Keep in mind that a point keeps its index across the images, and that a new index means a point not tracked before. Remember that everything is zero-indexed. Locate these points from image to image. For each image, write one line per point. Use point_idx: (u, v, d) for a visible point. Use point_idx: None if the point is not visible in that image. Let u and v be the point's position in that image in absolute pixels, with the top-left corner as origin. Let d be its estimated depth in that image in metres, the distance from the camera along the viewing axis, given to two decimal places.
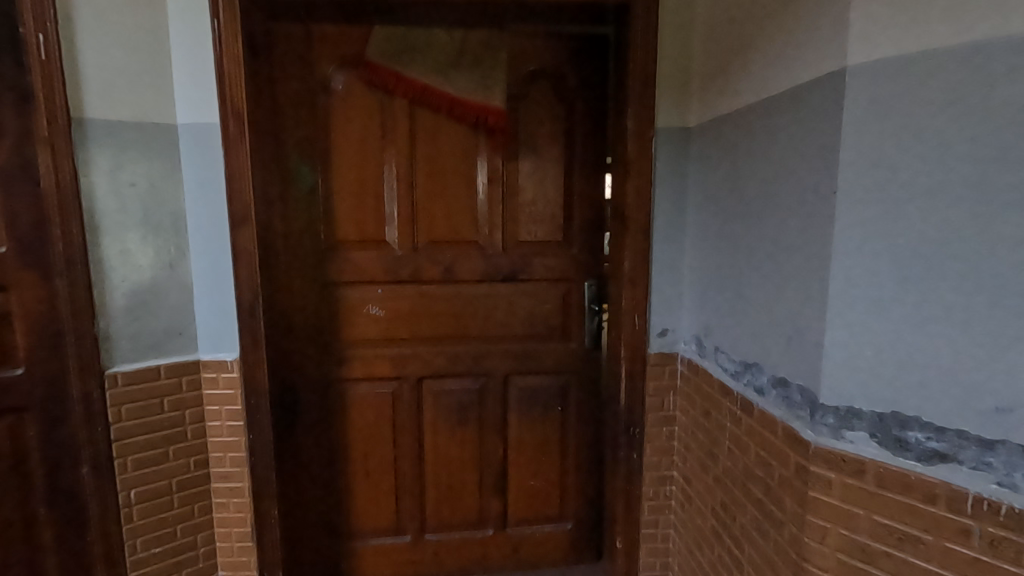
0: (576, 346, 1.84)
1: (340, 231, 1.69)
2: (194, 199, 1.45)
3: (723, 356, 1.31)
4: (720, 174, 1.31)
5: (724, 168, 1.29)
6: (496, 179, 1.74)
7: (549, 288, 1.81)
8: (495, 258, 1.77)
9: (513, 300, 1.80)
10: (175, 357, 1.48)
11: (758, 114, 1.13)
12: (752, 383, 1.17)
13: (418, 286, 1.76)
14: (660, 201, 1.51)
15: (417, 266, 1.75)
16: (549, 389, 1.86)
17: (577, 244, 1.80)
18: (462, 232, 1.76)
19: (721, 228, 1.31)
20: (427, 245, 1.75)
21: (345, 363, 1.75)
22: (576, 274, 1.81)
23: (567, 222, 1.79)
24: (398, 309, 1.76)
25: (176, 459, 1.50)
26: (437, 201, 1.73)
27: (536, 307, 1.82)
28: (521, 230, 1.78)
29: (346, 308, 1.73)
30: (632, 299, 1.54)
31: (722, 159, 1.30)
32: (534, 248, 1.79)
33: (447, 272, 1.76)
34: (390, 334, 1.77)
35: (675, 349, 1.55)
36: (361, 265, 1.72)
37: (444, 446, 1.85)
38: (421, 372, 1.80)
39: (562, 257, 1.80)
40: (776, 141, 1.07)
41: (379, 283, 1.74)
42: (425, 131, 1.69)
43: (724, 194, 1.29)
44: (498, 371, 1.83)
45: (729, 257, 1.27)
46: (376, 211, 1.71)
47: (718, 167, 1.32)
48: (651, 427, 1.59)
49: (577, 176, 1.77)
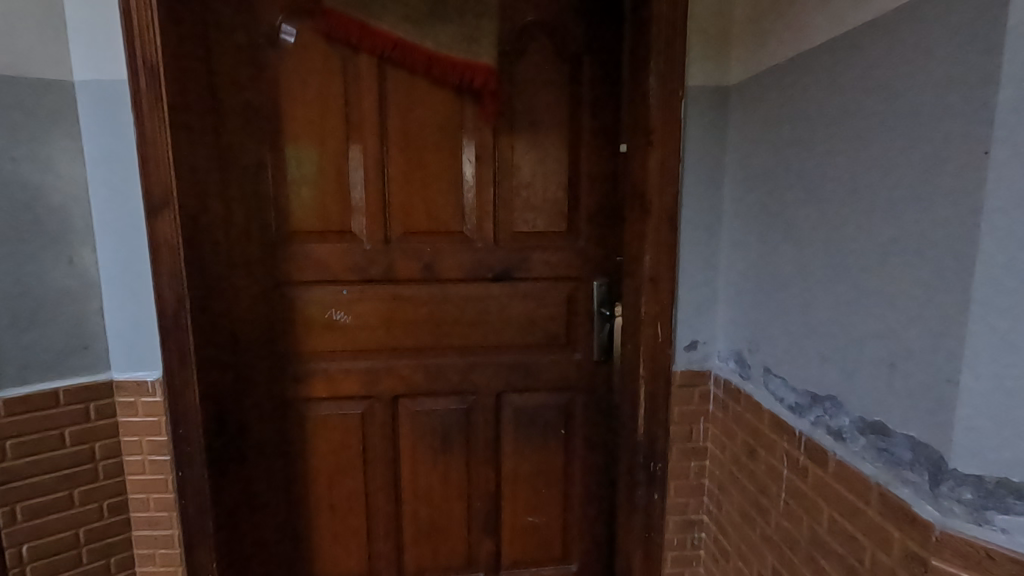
0: (582, 358, 1.54)
1: (296, 220, 1.39)
2: (100, 180, 1.14)
3: (777, 381, 1.00)
4: (779, 144, 1.00)
5: (786, 136, 0.98)
6: (487, 157, 1.43)
7: (550, 289, 1.51)
8: (486, 253, 1.47)
9: (507, 304, 1.50)
10: (79, 377, 1.18)
11: (849, 52, 0.81)
12: (825, 422, 0.87)
13: (392, 287, 1.46)
14: (691, 182, 1.20)
15: (391, 263, 1.44)
16: (551, 409, 1.56)
17: (585, 236, 1.50)
18: (446, 222, 1.45)
19: (777, 216, 1.00)
20: (402, 237, 1.44)
21: (304, 380, 1.45)
22: (583, 272, 1.51)
23: (573, 209, 1.49)
24: (368, 315, 1.46)
25: (83, 505, 1.20)
26: (415, 184, 1.42)
27: (535, 313, 1.51)
28: (517, 220, 1.47)
29: (306, 314, 1.43)
30: (654, 305, 1.23)
31: (782, 123, 0.99)
32: (533, 242, 1.49)
33: (426, 270, 1.46)
34: (360, 346, 1.47)
35: (707, 368, 1.25)
36: (323, 262, 1.41)
37: (425, 478, 1.55)
38: (396, 389, 1.50)
39: (565, 251, 1.49)
40: (881, 84, 0.75)
41: (345, 283, 1.44)
42: (399, 97, 1.38)
43: (785, 171, 0.98)
44: (489, 388, 1.53)
45: (789, 253, 0.96)
46: (340, 196, 1.40)
47: (776, 135, 1.01)
48: (676, 462, 1.29)
49: (584, 154, 1.46)
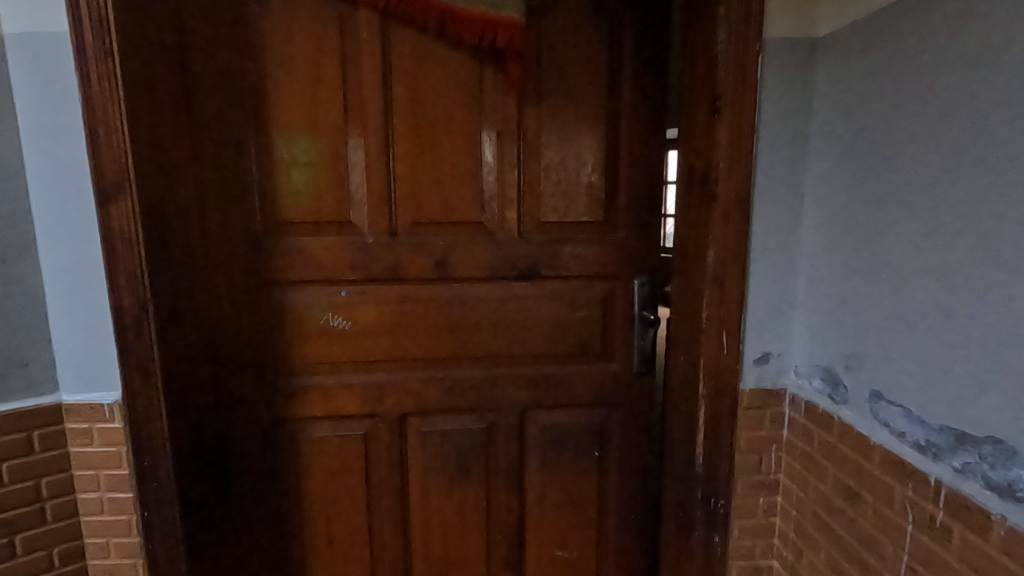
0: (620, 369, 1.33)
1: (285, 209, 1.17)
2: (39, 158, 0.93)
3: (892, 411, 0.79)
4: (893, 109, 0.79)
5: (906, 97, 0.76)
6: (510, 134, 1.21)
7: (584, 289, 1.29)
8: (508, 247, 1.25)
9: (534, 308, 1.28)
10: (20, 401, 0.97)
11: None
12: (985, 473, 0.66)
13: (400, 288, 1.24)
14: (766, 159, 0.97)
15: (397, 259, 1.23)
16: (583, 428, 1.35)
17: (624, 227, 1.28)
18: (462, 211, 1.23)
19: (895, 202, 0.78)
20: (411, 229, 1.23)
21: (297, 396, 1.24)
22: (622, 270, 1.29)
23: (610, 196, 1.27)
24: (373, 321, 1.24)
25: (28, 553, 1.00)
26: (426, 166, 1.20)
27: (567, 318, 1.29)
28: (546, 208, 1.26)
29: (298, 319, 1.22)
30: (720, 310, 1.01)
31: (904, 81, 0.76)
32: (564, 234, 1.27)
33: (439, 267, 1.24)
34: (362, 357, 1.26)
35: (781, 386, 1.03)
36: (318, 258, 1.20)
37: (438, 509, 1.34)
38: (404, 407, 1.29)
39: (601, 245, 1.27)
40: None
41: (344, 283, 1.22)
42: (408, 61, 1.16)
43: (909, 144, 0.76)
44: (512, 404, 1.32)
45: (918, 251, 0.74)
46: (337, 180, 1.18)
47: (888, 98, 0.79)
48: (741, 499, 1.07)
49: (625, 130, 1.24)
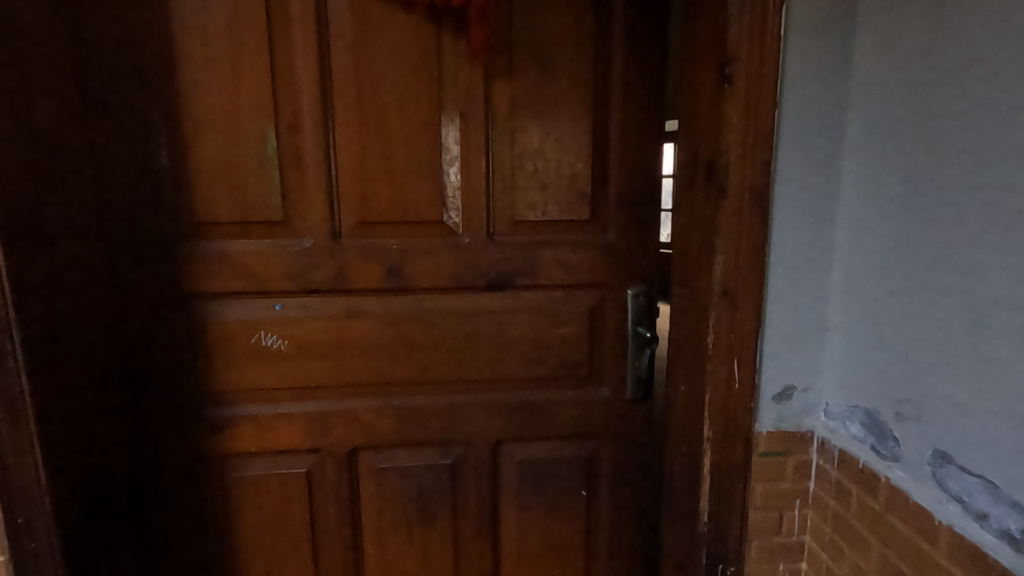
0: (610, 395, 1.12)
1: (204, 207, 0.98)
2: None
3: (971, 485, 0.59)
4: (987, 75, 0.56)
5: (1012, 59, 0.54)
6: (475, 115, 1.01)
7: (567, 301, 1.08)
8: (476, 252, 1.05)
9: (507, 324, 1.08)
10: None
11: None
12: None
13: (346, 301, 1.04)
14: (790, 142, 0.76)
15: (342, 266, 1.03)
16: (567, 464, 1.14)
17: (616, 227, 1.07)
18: (419, 208, 1.03)
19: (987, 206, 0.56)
20: (358, 230, 1.02)
21: (226, 428, 1.05)
22: (613, 277, 1.08)
23: (598, 189, 1.06)
24: (314, 340, 1.04)
25: None
26: (374, 155, 1.00)
27: (546, 335, 1.09)
28: (520, 205, 1.05)
29: (224, 338, 1.02)
30: (729, 333, 0.80)
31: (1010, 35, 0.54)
32: (543, 236, 1.06)
33: (393, 276, 1.04)
34: (302, 382, 1.06)
35: (807, 428, 0.82)
36: (246, 265, 1.00)
37: (397, 558, 1.14)
38: (355, 440, 1.09)
39: (587, 249, 1.07)
40: None
41: (278, 295, 1.02)
42: (349, 27, 0.95)
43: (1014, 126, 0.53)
44: (483, 436, 1.12)
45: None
46: (266, 172, 0.98)
47: (979, 59, 0.57)
48: (757, 566, 0.86)
49: (615, 109, 1.03)
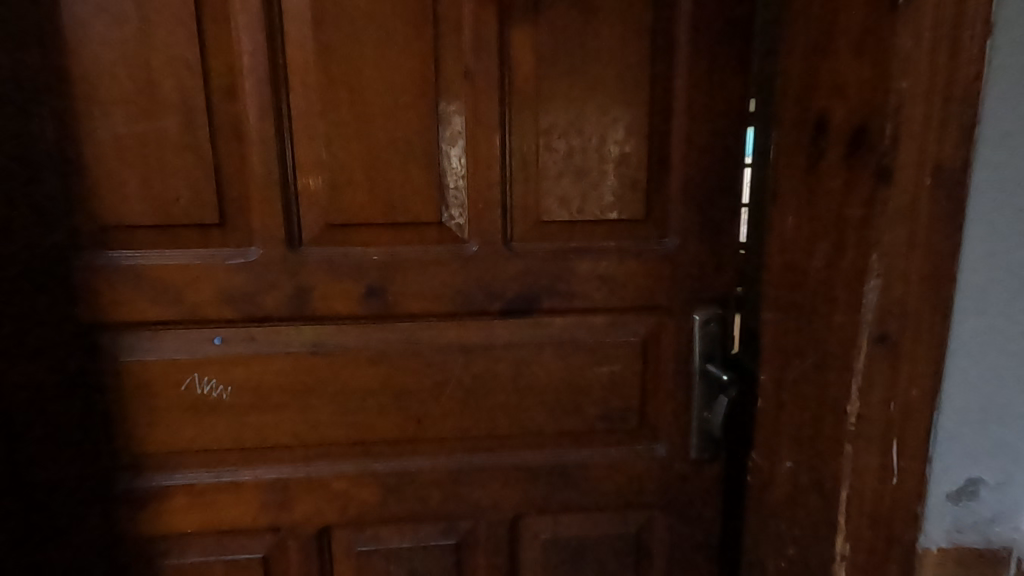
0: (667, 455, 0.84)
1: (112, 207, 0.71)
2: None
3: None
4: None
5: None
6: (487, 76, 0.72)
7: (610, 330, 0.80)
8: (489, 265, 0.76)
9: (530, 362, 0.79)
10: None
11: None
12: None
13: (312, 332, 0.76)
14: (1001, 98, 0.47)
15: (304, 286, 0.75)
16: (609, 545, 0.86)
17: (680, 231, 0.78)
18: (409, 206, 0.74)
19: None
20: (326, 237, 0.74)
21: (153, 502, 0.78)
22: (674, 299, 0.80)
23: (655, 179, 0.77)
24: (269, 385, 0.77)
25: None
26: (347, 131, 0.71)
27: (582, 377, 0.80)
28: (549, 201, 0.76)
29: (146, 383, 0.75)
30: (889, 400, 0.52)
31: None
32: (581, 243, 0.78)
33: (374, 300, 0.76)
34: (254, 443, 0.78)
35: (1000, 545, 0.53)
36: (172, 285, 0.73)
37: None
38: (326, 515, 0.81)
39: (639, 260, 0.78)
40: None
41: (218, 325, 0.75)
42: None
43: None
44: (497, 509, 0.84)
45: None
46: (196, 156, 0.70)
47: None
48: None
49: (681, 66, 0.74)
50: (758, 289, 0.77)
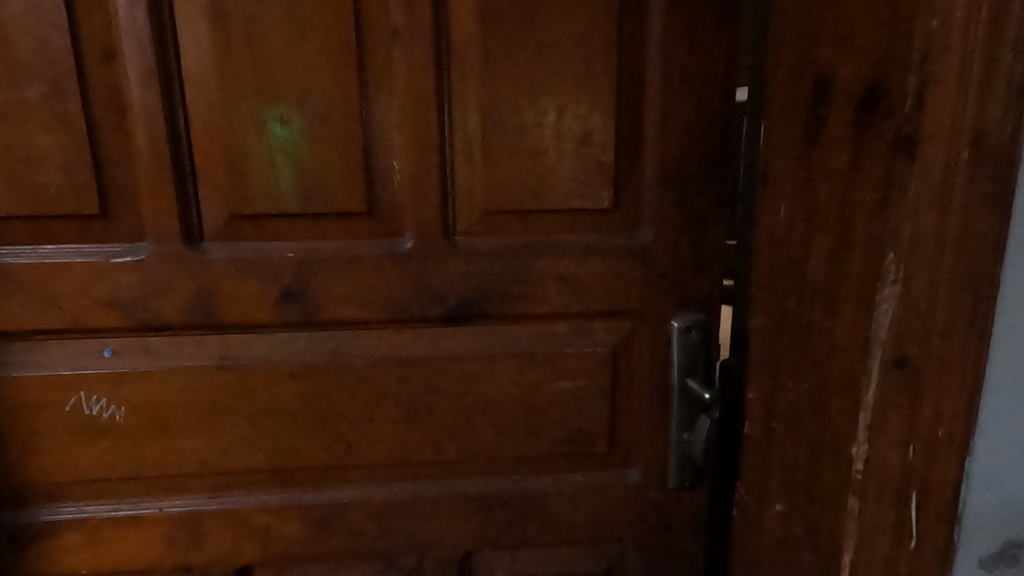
0: (642, 482, 0.72)
1: None
2: None
3: None
4: None
5: None
6: (421, 39, 0.60)
7: (574, 339, 0.68)
8: (429, 264, 0.65)
9: (480, 377, 0.68)
10: None
11: None
12: None
13: (221, 342, 0.65)
14: None
15: (208, 290, 0.63)
16: None
17: (656, 223, 0.66)
18: (331, 194, 0.62)
19: None
20: (233, 231, 0.63)
21: (40, 539, 0.67)
22: (648, 303, 0.68)
23: (625, 161, 0.65)
24: (172, 403, 0.66)
25: None
26: (252, 104, 0.60)
27: (542, 394, 0.69)
28: (499, 188, 0.64)
29: (25, 403, 0.64)
30: (907, 443, 0.40)
31: None
32: (539, 237, 0.66)
33: (294, 305, 0.64)
34: (156, 472, 0.67)
35: None
36: (49, 288, 0.62)
37: None
38: (246, 553, 0.70)
39: (606, 258, 0.66)
40: None
41: (108, 334, 0.63)
42: None
43: None
44: (445, 545, 0.73)
45: None
46: (70, 135, 0.58)
47: None
48: None
49: (655, 26, 0.62)
50: (750, 292, 0.65)
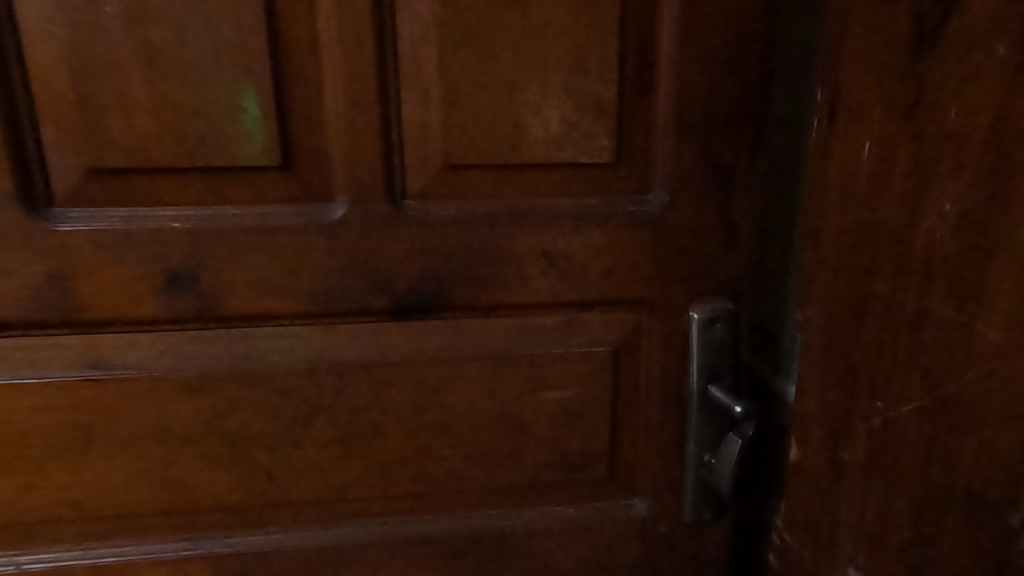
0: (651, 517, 0.57)
1: None
2: None
3: None
4: None
5: None
6: None
7: (565, 336, 0.52)
8: (369, 238, 0.48)
9: (442, 387, 0.52)
10: None
11: None
12: None
13: (86, 344, 0.48)
14: None
15: (63, 273, 0.46)
16: None
17: (672, 182, 0.50)
18: (229, 142, 0.45)
19: None
20: (92, 192, 0.45)
21: None
22: (661, 289, 0.52)
23: (632, 101, 0.49)
24: (21, 427, 0.49)
25: None
26: (110, 10, 0.42)
27: (523, 408, 0.53)
28: (463, 135, 0.47)
29: None
30: None
31: None
32: (518, 203, 0.50)
33: (185, 295, 0.48)
34: (6, 518, 0.50)
35: None
36: None
37: None
38: None
39: (605, 229, 0.50)
40: None
41: None
42: None
43: None
44: None
45: None
46: None
47: None
48: None
49: None
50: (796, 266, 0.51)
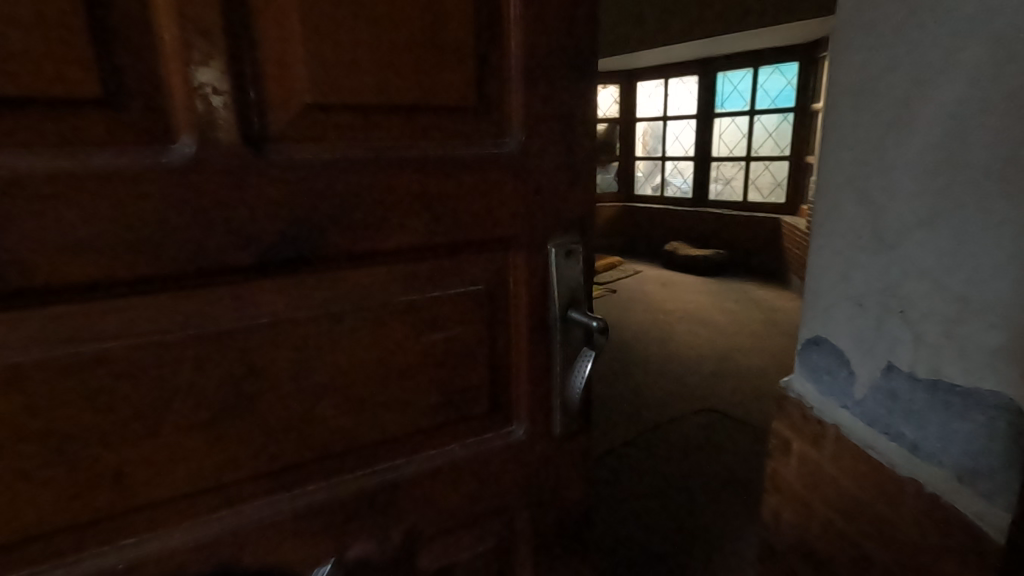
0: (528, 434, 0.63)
1: None
2: None
3: None
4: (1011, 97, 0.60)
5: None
6: None
7: (443, 275, 0.54)
8: (223, 182, 0.43)
9: (324, 340, 0.50)
10: None
11: None
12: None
13: None
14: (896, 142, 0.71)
15: None
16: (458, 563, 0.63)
17: (530, 127, 0.55)
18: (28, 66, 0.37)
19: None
20: None
21: None
22: (525, 227, 0.57)
23: (489, 51, 0.52)
24: None
25: None
26: None
27: (409, 352, 0.54)
28: (328, 74, 0.45)
29: None
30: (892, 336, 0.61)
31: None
32: (386, 147, 0.49)
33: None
34: None
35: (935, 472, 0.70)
36: None
37: None
38: None
39: (473, 171, 0.53)
40: None
41: None
42: None
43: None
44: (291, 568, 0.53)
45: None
46: None
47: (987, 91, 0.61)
48: None
49: None
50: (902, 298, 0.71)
